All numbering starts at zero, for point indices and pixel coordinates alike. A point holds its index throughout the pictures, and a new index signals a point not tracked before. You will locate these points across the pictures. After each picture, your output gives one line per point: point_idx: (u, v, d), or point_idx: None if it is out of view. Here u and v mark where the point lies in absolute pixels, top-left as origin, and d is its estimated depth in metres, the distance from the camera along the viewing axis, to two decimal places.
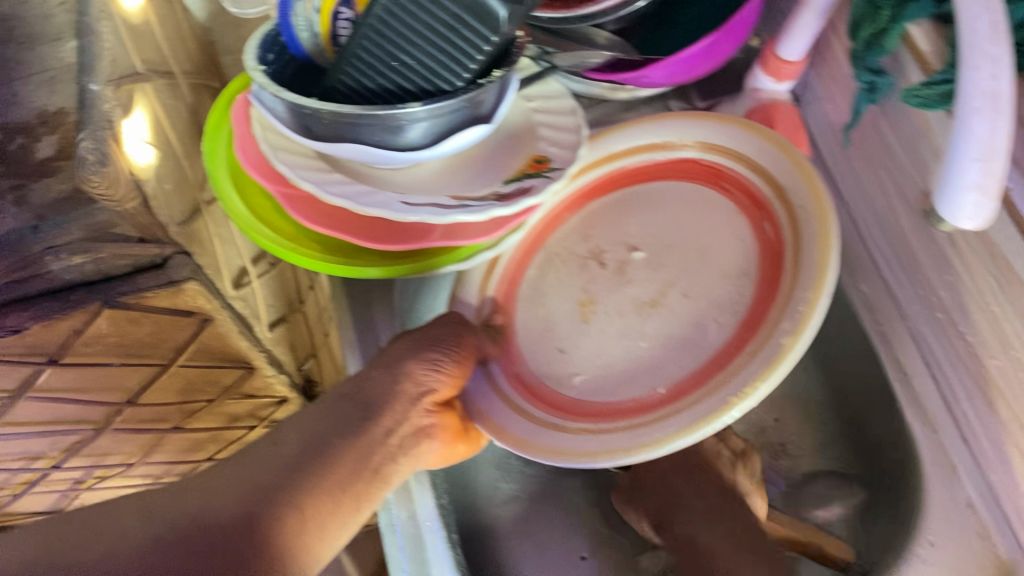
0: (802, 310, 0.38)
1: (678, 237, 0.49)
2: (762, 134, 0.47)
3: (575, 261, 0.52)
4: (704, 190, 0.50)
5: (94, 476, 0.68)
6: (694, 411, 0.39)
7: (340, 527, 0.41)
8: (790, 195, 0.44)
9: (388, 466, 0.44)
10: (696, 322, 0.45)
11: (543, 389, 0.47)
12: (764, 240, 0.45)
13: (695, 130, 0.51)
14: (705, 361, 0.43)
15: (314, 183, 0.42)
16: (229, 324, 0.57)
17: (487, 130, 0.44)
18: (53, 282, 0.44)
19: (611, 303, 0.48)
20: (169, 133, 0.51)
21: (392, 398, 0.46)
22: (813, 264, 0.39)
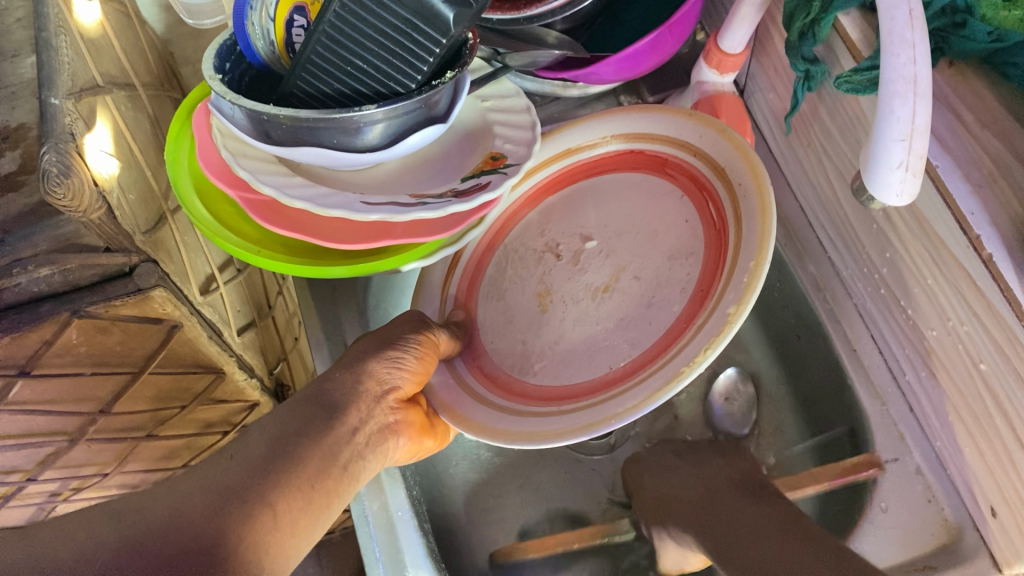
0: (745, 280, 0.40)
1: (626, 223, 0.52)
2: (702, 119, 0.49)
3: (532, 255, 0.55)
4: (651, 178, 0.52)
5: (70, 487, 0.69)
6: (649, 381, 0.42)
7: (312, 527, 0.43)
8: (729, 173, 0.46)
9: (355, 463, 0.46)
10: (644, 300, 0.48)
11: (506, 379, 0.50)
12: (709, 221, 0.47)
13: (639, 123, 0.53)
14: (661, 335, 0.45)
15: (274, 187, 0.43)
16: (199, 329, 0.57)
17: (442, 130, 0.45)
18: (23, 295, 0.45)
19: (564, 290, 0.51)
20: (133, 144, 0.52)
21: (357, 397, 0.48)
22: (754, 236, 0.41)
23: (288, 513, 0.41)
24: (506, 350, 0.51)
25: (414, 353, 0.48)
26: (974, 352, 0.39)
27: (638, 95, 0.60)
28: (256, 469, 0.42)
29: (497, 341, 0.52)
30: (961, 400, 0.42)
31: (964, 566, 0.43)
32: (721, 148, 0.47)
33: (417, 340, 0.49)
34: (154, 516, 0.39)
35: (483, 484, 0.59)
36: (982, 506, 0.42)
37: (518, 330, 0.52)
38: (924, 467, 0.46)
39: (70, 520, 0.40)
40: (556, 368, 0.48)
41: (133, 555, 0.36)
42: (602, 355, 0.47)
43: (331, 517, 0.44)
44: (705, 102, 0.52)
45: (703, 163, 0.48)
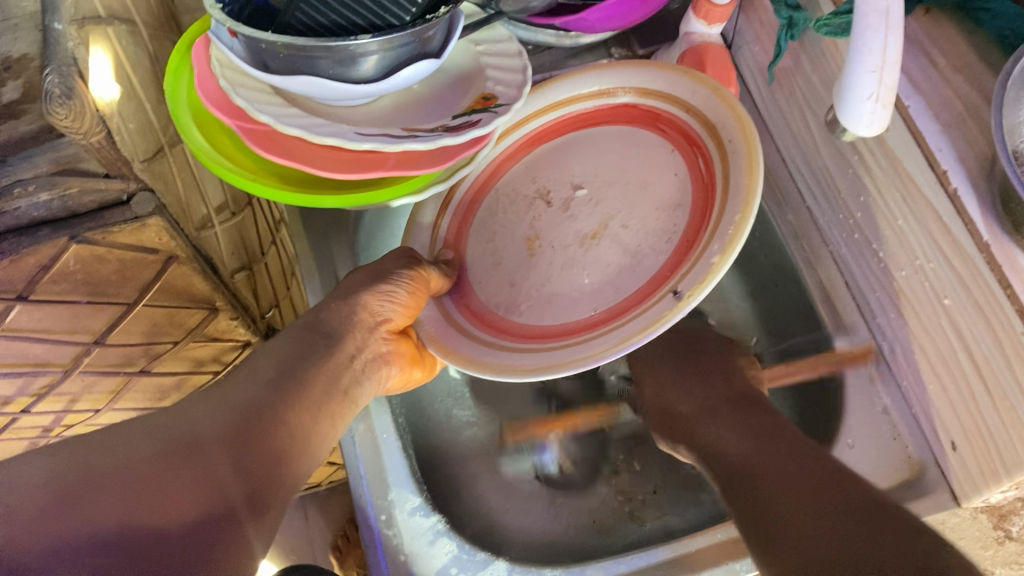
0: (730, 232, 0.41)
1: (616, 174, 0.53)
2: (694, 76, 0.50)
3: (523, 200, 0.56)
4: (642, 132, 0.54)
5: (62, 423, 0.71)
6: (633, 323, 0.43)
7: (313, 443, 0.46)
8: (720, 130, 0.47)
9: (354, 388, 0.49)
10: (630, 249, 0.49)
11: (493, 317, 0.51)
12: (697, 175, 0.48)
13: (634, 77, 0.54)
14: (646, 280, 0.46)
15: (271, 115, 0.44)
16: (194, 264, 0.59)
17: (435, 65, 0.47)
18: (22, 219, 0.47)
19: (554, 237, 0.53)
20: (132, 77, 0.53)
21: (353, 326, 0.51)
22: (741, 192, 0.43)
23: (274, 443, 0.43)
24: (493, 290, 0.53)
25: (406, 287, 0.50)
26: (939, 288, 0.41)
27: (628, 48, 0.60)
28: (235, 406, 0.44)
29: (484, 282, 0.54)
30: (927, 339, 0.43)
31: (923, 500, 0.44)
32: (714, 106, 0.48)
33: (408, 275, 0.50)
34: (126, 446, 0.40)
35: (468, 421, 0.60)
36: (943, 442, 0.44)
37: (506, 272, 0.53)
38: (891, 408, 0.48)
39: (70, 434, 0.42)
40: (542, 308, 0.50)
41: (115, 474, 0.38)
42: (586, 298, 0.49)
43: (322, 445, 0.47)
44: (692, 52, 0.52)
45: (697, 121, 0.49)
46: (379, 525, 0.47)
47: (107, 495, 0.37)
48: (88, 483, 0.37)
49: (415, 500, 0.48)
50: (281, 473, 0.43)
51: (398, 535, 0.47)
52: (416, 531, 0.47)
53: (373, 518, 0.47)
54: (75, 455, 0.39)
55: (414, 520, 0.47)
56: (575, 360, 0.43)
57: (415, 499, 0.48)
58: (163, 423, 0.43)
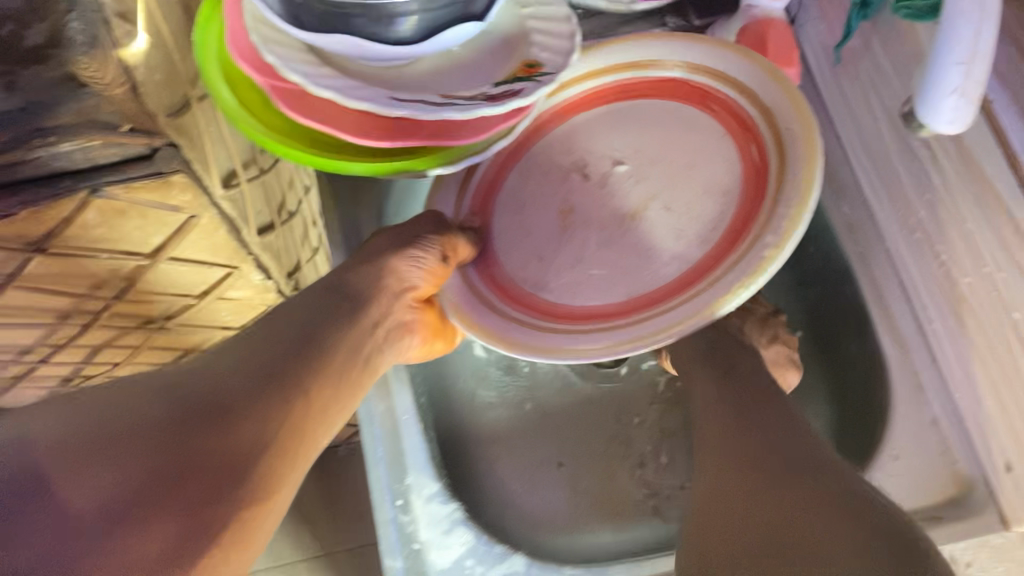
0: (786, 224, 0.40)
1: (661, 150, 0.49)
2: (750, 59, 0.47)
3: (557, 172, 0.52)
4: (689, 110, 0.50)
5: (82, 372, 0.73)
6: (673, 316, 0.42)
7: (331, 415, 0.45)
8: (777, 117, 0.44)
9: (377, 356, 0.49)
10: (674, 236, 0.46)
11: (518, 292, 0.49)
12: (750, 164, 0.45)
13: (684, 50, 0.50)
14: (689, 269, 0.45)
15: (302, 74, 0.42)
16: (217, 222, 0.57)
17: (479, 28, 0.44)
18: (42, 168, 0.46)
19: (587, 211, 0.50)
20: (161, 25, 0.50)
21: (379, 289, 0.50)
22: (797, 183, 0.41)
23: (297, 412, 0.43)
24: (519, 264, 0.50)
25: (436, 253, 0.49)
26: (1008, 299, 0.39)
27: (684, 17, 0.56)
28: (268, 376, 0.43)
29: (509, 255, 0.51)
30: (987, 350, 0.41)
31: (968, 519, 0.42)
32: (769, 91, 0.45)
33: (439, 240, 0.50)
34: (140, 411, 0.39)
35: (494, 402, 0.57)
36: (996, 459, 0.41)
37: (535, 245, 0.50)
38: (941, 419, 0.44)
39: (95, 396, 0.41)
40: (571, 291, 0.48)
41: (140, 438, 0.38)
42: (616, 281, 0.47)
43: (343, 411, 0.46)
44: (754, 28, 0.49)
45: (749, 104, 0.46)
46: (395, 510, 0.46)
47: (127, 457, 0.37)
48: (109, 445, 0.37)
49: (433, 487, 0.47)
50: (296, 456, 0.42)
51: (413, 521, 0.46)
52: (432, 518, 0.46)
53: (389, 503, 0.46)
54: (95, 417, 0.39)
55: (431, 506, 0.46)
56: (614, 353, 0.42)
57: (433, 485, 0.47)
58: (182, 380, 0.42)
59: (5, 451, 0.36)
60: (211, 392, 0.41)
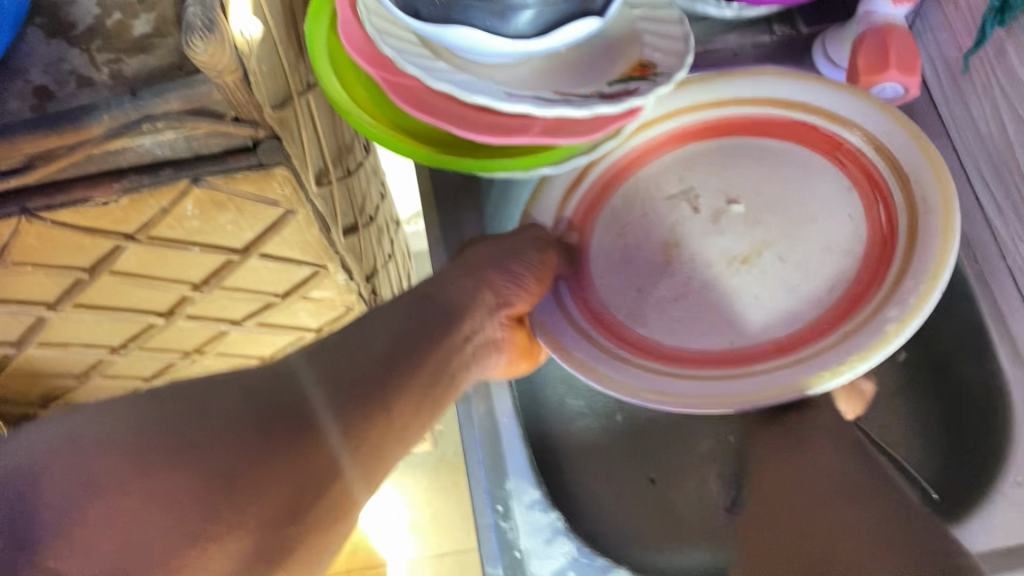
0: (912, 301, 0.37)
1: (780, 196, 0.47)
2: (899, 118, 0.44)
3: (665, 200, 0.49)
4: (816, 159, 0.47)
5: (154, 371, 0.73)
6: (783, 375, 0.39)
7: (408, 433, 0.41)
8: (913, 183, 0.42)
9: (463, 374, 0.45)
10: (785, 291, 0.43)
11: (611, 320, 0.45)
12: (875, 228, 0.43)
13: (821, 95, 0.47)
14: (796, 331, 0.42)
15: (418, 68, 0.41)
16: (310, 219, 0.56)
17: (597, 25, 0.42)
18: (145, 156, 0.46)
19: (697, 248, 0.46)
20: (269, 17, 0.50)
21: (473, 304, 0.46)
22: (930, 260, 0.38)
23: (373, 432, 0.39)
24: (617, 290, 0.46)
25: (534, 271, 0.45)
26: None
27: (793, 26, 0.54)
28: (364, 375, 0.41)
29: (607, 276, 0.47)
30: None
31: None
32: (910, 153, 0.43)
33: (538, 260, 0.45)
34: (227, 396, 0.37)
35: (582, 413, 0.52)
36: None
37: (635, 275, 0.47)
38: None
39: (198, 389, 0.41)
40: (671, 324, 0.44)
41: (231, 425, 0.36)
42: (723, 325, 0.43)
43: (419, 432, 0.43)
44: (874, 34, 0.46)
45: (886, 164, 0.44)
46: (495, 516, 0.44)
47: (197, 459, 0.34)
48: (175, 443, 0.34)
49: (534, 494, 0.45)
50: (377, 469, 0.39)
51: (514, 529, 0.44)
52: (533, 527, 0.45)
53: (489, 508, 0.45)
54: (143, 412, 0.36)
55: (533, 514, 0.45)
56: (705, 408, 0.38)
57: (533, 492, 0.45)
58: (255, 379, 0.39)
59: (88, 424, 0.35)
60: (275, 390, 0.38)
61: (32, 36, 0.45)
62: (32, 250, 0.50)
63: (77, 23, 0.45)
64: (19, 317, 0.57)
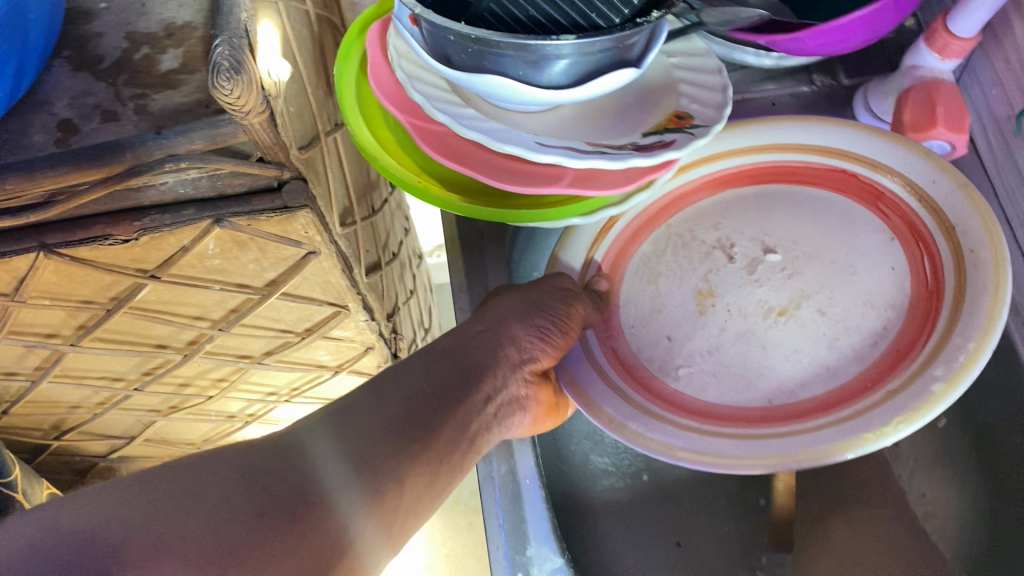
0: (962, 359, 0.34)
1: (820, 246, 0.44)
2: (943, 166, 0.41)
3: (699, 247, 0.47)
4: (859, 211, 0.45)
5: (169, 405, 0.72)
6: (822, 436, 0.35)
7: (424, 504, 0.39)
8: (960, 234, 0.39)
9: (483, 436, 0.42)
10: (824, 345, 0.41)
11: (642, 373, 0.43)
12: (921, 281, 0.40)
13: (862, 143, 0.45)
14: (835, 389, 0.39)
15: (448, 115, 0.40)
16: (333, 260, 0.55)
17: (634, 76, 0.41)
18: (167, 195, 0.46)
19: (732, 298, 0.44)
20: (297, 55, 0.50)
21: (495, 361, 0.44)
22: (980, 315, 0.35)
23: (389, 498, 0.37)
24: (646, 342, 0.45)
25: (557, 322, 0.43)
26: None
27: (833, 76, 0.53)
28: (380, 438, 0.39)
29: (638, 329, 0.45)
30: None
31: None
32: (956, 203, 0.40)
33: (564, 313, 0.43)
34: (237, 470, 0.36)
35: (608, 470, 0.51)
36: None
37: (664, 323, 0.45)
38: None
39: None
40: (705, 380, 0.42)
41: (235, 501, 0.34)
42: (759, 383, 0.41)
43: (433, 505, 0.40)
44: (921, 87, 0.45)
45: (929, 213, 0.41)
46: None
47: (199, 539, 0.32)
48: (178, 522, 0.32)
49: (556, 561, 0.43)
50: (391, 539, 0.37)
51: None
52: None
53: None
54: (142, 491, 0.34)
55: None
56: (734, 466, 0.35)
57: (556, 559, 0.43)
58: (257, 453, 0.38)
59: (92, 502, 0.33)
60: (280, 468, 0.36)
61: (58, 68, 0.45)
62: (51, 285, 0.50)
63: (104, 57, 0.45)
64: (35, 350, 0.56)
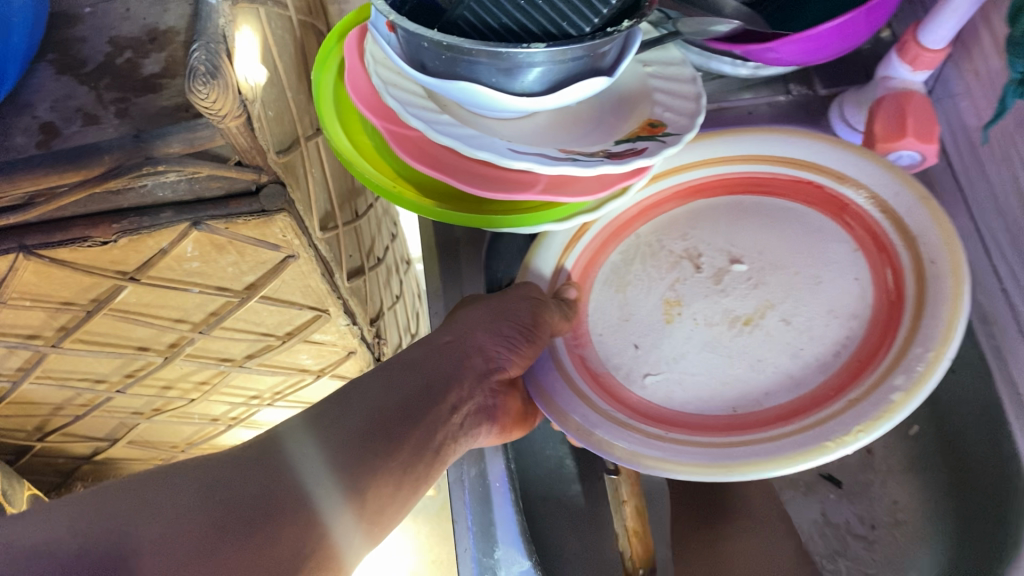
0: (921, 368, 0.35)
1: (786, 256, 0.45)
2: (908, 181, 0.43)
3: (666, 257, 0.48)
4: (823, 222, 0.46)
5: (153, 408, 0.72)
6: (781, 443, 0.36)
7: (391, 511, 0.40)
8: (922, 246, 0.40)
9: (450, 444, 0.43)
10: (788, 353, 0.41)
11: (608, 380, 0.43)
12: (883, 291, 0.41)
13: (828, 155, 0.46)
14: (798, 397, 0.39)
15: (421, 121, 0.41)
16: (312, 264, 0.55)
17: (606, 84, 0.42)
18: (146, 197, 0.46)
19: (698, 308, 0.45)
20: (279, 61, 0.51)
21: (462, 372, 0.45)
22: (938, 325, 0.36)
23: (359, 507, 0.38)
24: (613, 350, 0.45)
25: (522, 331, 0.43)
26: None
27: (810, 87, 0.54)
28: (347, 448, 0.40)
29: (607, 337, 0.46)
30: None
31: None
32: (918, 217, 0.41)
33: (529, 322, 0.43)
34: (204, 480, 0.37)
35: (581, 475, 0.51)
36: None
37: (632, 332, 0.45)
38: None
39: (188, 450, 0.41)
40: (670, 388, 0.42)
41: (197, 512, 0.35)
42: (723, 390, 0.41)
43: (401, 511, 0.41)
44: (892, 99, 0.45)
45: (893, 225, 0.42)
46: None
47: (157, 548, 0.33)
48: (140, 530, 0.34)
49: (523, 564, 0.43)
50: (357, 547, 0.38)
51: None
52: None
53: None
54: (110, 500, 0.35)
55: None
56: (694, 473, 0.36)
57: (523, 562, 0.43)
58: (226, 462, 0.39)
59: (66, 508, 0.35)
60: (245, 477, 0.37)
61: (41, 71, 0.46)
62: (30, 286, 0.50)
63: (88, 61, 0.46)
64: (16, 351, 0.57)
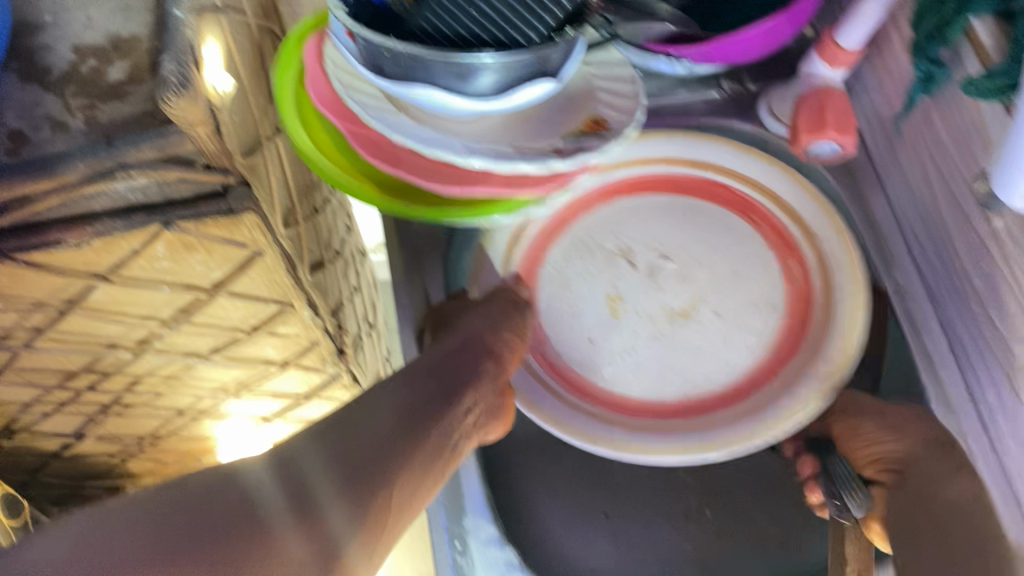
0: (839, 349, 0.47)
1: (707, 254, 0.52)
2: (811, 193, 0.52)
3: (601, 253, 0.52)
4: (732, 218, 0.53)
5: (121, 403, 0.74)
6: (737, 421, 0.46)
7: (415, 508, 0.44)
8: (829, 251, 0.50)
9: (464, 443, 0.47)
10: (722, 340, 0.49)
11: (575, 373, 0.49)
12: (795, 284, 0.51)
13: (733, 158, 0.54)
14: (736, 376, 0.48)
15: (384, 123, 0.44)
16: (277, 260, 0.58)
17: (551, 86, 0.45)
18: (117, 201, 0.48)
19: (639, 302, 0.51)
20: (240, 66, 0.53)
21: (479, 377, 0.49)
22: (842, 319, 0.48)
23: (372, 509, 0.41)
24: (570, 342, 0.50)
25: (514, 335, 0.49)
26: None
27: (739, 82, 0.58)
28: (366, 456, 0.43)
29: (563, 330, 0.51)
30: None
31: None
32: (825, 225, 0.51)
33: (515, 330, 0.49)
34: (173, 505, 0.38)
35: None
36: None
37: (585, 325, 0.50)
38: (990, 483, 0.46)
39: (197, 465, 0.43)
40: (628, 377, 0.49)
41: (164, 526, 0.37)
42: (664, 374, 0.49)
43: (419, 507, 0.44)
44: (813, 96, 0.50)
45: (800, 227, 0.52)
46: (453, 552, 0.49)
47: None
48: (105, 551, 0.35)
49: (490, 530, 0.49)
50: (382, 546, 0.41)
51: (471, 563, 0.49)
52: (489, 562, 0.49)
53: (448, 544, 0.49)
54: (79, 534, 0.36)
55: (489, 551, 0.49)
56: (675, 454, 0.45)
57: (490, 528, 0.49)
58: (201, 484, 0.40)
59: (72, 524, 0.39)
60: (224, 490, 0.39)
61: None
62: (3, 288, 0.52)
63: (52, 68, 0.46)
64: None
